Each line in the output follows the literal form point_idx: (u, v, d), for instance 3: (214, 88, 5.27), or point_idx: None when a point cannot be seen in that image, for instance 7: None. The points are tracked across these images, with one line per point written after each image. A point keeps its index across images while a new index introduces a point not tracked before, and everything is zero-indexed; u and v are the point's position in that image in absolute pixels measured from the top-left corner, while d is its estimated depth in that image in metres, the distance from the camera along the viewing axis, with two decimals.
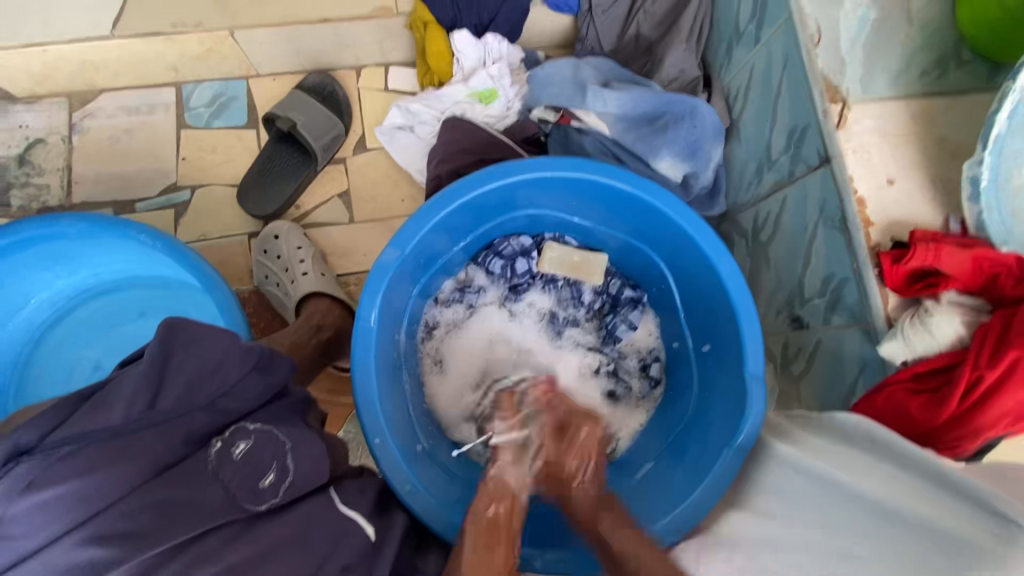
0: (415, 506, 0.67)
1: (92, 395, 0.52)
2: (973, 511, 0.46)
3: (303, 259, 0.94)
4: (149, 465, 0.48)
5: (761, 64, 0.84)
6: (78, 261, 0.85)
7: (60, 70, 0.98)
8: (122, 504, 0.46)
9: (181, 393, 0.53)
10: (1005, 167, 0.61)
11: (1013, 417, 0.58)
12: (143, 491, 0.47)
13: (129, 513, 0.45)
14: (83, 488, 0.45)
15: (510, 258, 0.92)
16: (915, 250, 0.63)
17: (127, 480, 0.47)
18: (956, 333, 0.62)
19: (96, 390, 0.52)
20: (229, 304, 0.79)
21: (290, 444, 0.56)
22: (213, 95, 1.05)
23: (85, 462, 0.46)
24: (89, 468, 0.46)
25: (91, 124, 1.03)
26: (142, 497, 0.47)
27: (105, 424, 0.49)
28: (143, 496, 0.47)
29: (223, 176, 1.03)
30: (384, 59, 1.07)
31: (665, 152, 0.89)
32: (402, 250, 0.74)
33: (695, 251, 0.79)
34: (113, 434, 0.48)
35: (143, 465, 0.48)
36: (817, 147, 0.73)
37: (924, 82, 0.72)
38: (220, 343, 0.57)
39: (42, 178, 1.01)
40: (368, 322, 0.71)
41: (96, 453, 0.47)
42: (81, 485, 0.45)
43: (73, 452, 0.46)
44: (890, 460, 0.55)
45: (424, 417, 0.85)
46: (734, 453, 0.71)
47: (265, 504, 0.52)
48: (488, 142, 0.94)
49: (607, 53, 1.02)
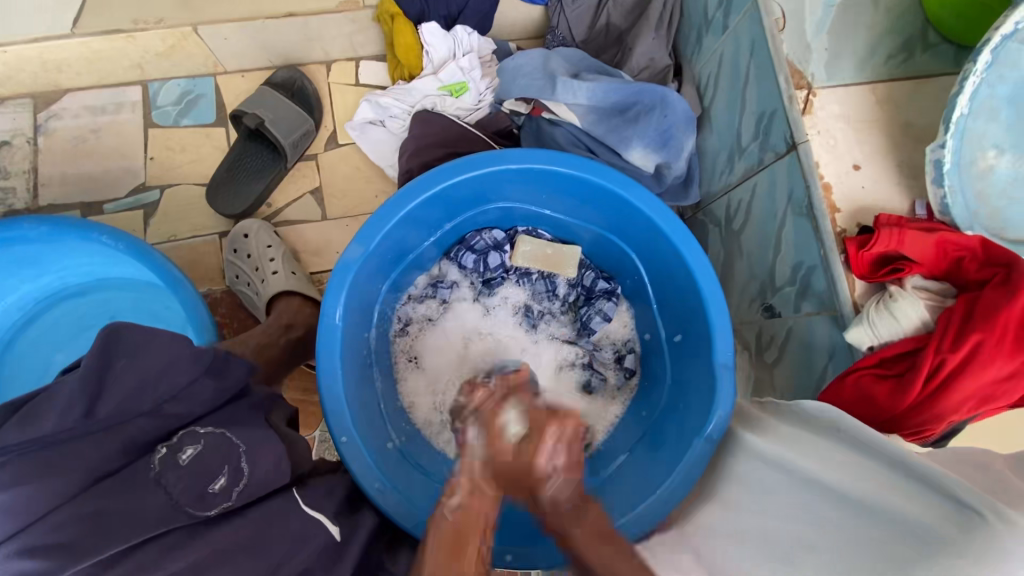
0: (384, 505, 0.66)
1: (26, 405, 0.50)
2: (928, 494, 0.45)
3: (273, 258, 0.93)
4: (85, 474, 0.48)
5: (729, 52, 0.83)
6: (42, 265, 0.83)
7: (22, 70, 0.96)
8: (52, 517, 0.45)
9: (123, 399, 0.51)
10: (967, 151, 0.61)
11: (976, 400, 0.58)
12: (76, 502, 0.46)
13: (58, 526, 0.45)
14: (9, 500, 0.44)
15: (482, 252, 0.91)
16: (880, 235, 0.63)
17: (60, 490, 0.46)
18: (919, 318, 0.63)
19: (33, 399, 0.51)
20: (195, 305, 0.78)
21: (244, 446, 0.55)
22: (180, 93, 1.03)
23: (13, 475, 0.45)
24: (19, 479, 0.45)
25: (56, 125, 1.01)
26: (76, 508, 0.46)
27: (37, 434, 0.47)
28: (76, 506, 0.46)
29: (193, 175, 1.02)
30: (354, 53, 1.06)
31: (636, 142, 0.88)
32: (366, 246, 0.73)
33: (664, 242, 0.78)
34: (46, 444, 0.47)
35: (78, 476, 0.47)
36: (784, 133, 0.72)
37: (890, 66, 0.72)
38: (167, 347, 0.54)
39: (7, 181, 0.99)
40: (333, 320, 0.70)
41: (26, 465, 0.46)
42: (10, 497, 0.44)
43: (3, 463, 0.46)
44: (852, 445, 0.55)
45: (397, 413, 0.84)
46: (705, 442, 0.71)
47: (214, 509, 0.51)
48: (459, 136, 0.93)
49: (578, 43, 1.02)
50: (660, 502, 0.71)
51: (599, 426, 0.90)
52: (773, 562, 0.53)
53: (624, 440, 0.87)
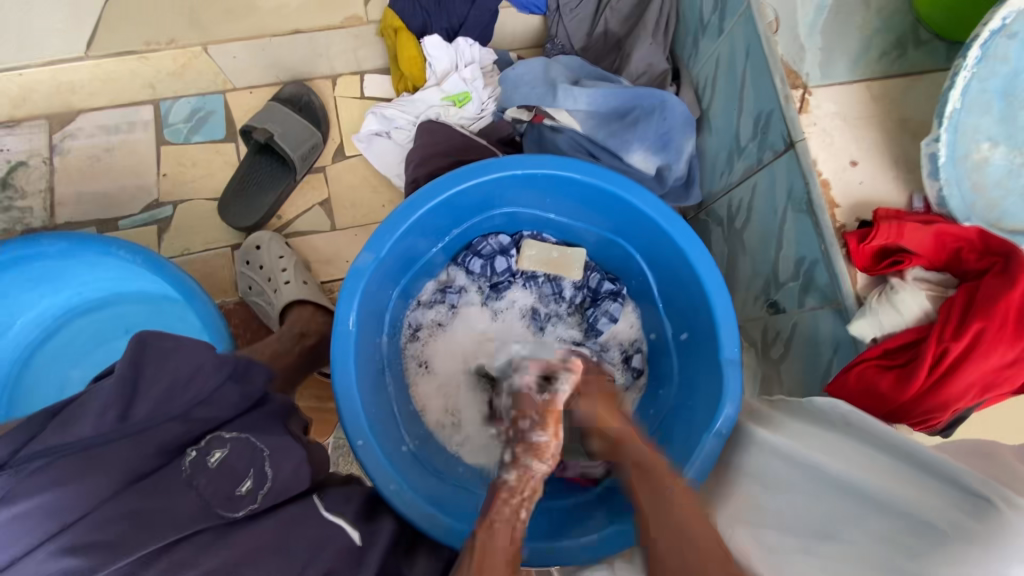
0: (400, 506, 0.67)
1: (60, 412, 0.51)
2: (941, 486, 0.46)
3: (285, 268, 0.95)
4: (121, 476, 0.49)
5: (726, 54, 0.85)
6: (62, 280, 0.86)
7: (38, 93, 0.99)
8: (94, 516, 0.46)
9: (156, 402, 0.53)
10: (961, 145, 0.62)
11: (978, 388, 0.60)
12: (115, 502, 0.48)
13: (100, 525, 0.46)
14: (51, 501, 0.45)
15: (489, 257, 0.93)
16: (878, 228, 0.64)
17: (99, 492, 0.47)
18: (921, 308, 0.64)
19: (64, 406, 0.52)
20: (211, 315, 0.80)
21: (267, 450, 0.57)
22: (191, 110, 1.06)
23: (55, 476, 0.46)
24: (60, 480, 0.46)
25: (71, 144, 1.04)
26: (115, 507, 0.47)
27: (76, 437, 0.49)
28: (115, 506, 0.47)
29: (204, 190, 1.04)
30: (358, 67, 1.08)
31: (636, 146, 0.91)
32: (377, 253, 0.75)
33: (669, 242, 0.80)
34: (85, 447, 0.49)
35: (115, 476, 0.49)
36: (782, 132, 0.74)
37: (883, 63, 0.73)
38: (194, 354, 0.57)
39: (25, 201, 1.01)
40: (346, 326, 0.72)
41: (67, 464, 0.47)
42: (52, 497, 0.45)
43: (44, 465, 0.47)
44: (866, 442, 0.56)
45: (410, 417, 0.86)
46: (715, 437, 0.71)
47: (242, 511, 0.53)
48: (463, 145, 0.95)
49: (577, 51, 1.04)
50: None
51: None
52: (778, 557, 0.54)
53: None
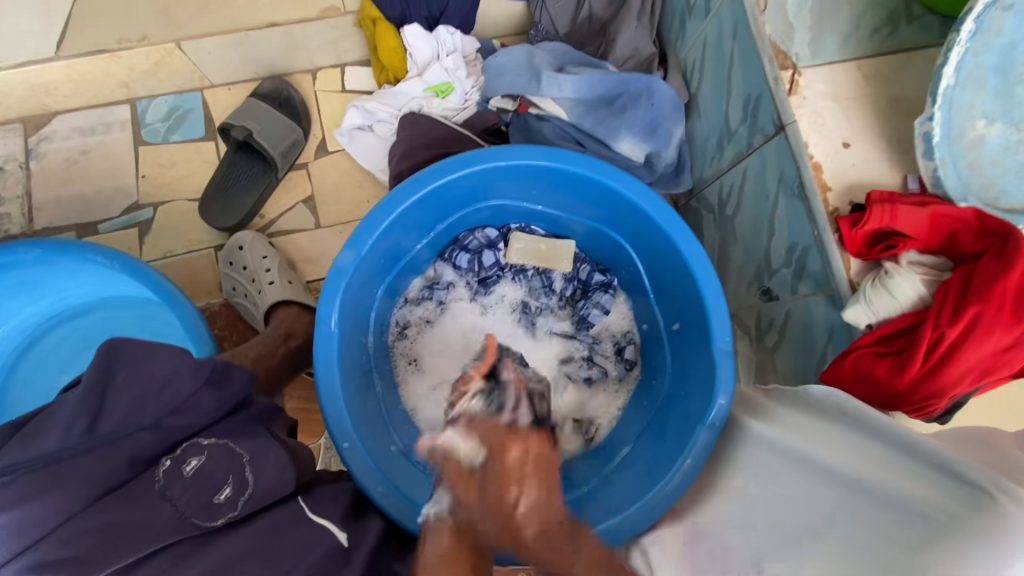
0: (388, 508, 0.66)
1: (27, 423, 0.50)
2: (935, 476, 0.45)
3: (269, 268, 0.93)
4: (89, 491, 0.48)
5: (713, 36, 0.83)
6: (41, 287, 0.84)
7: (10, 96, 0.96)
8: (60, 532, 0.45)
9: (125, 413, 0.52)
10: (956, 122, 0.60)
11: (976, 373, 0.58)
12: (85, 516, 0.47)
13: (68, 540, 0.45)
14: (20, 517, 0.45)
15: (476, 251, 0.91)
16: (871, 212, 0.62)
17: (67, 506, 0.47)
18: (916, 294, 0.62)
19: (30, 418, 0.51)
20: (192, 320, 0.79)
21: (247, 456, 0.56)
22: (168, 109, 1.04)
23: (18, 492, 0.45)
24: (25, 496, 0.45)
25: (47, 148, 1.01)
26: (84, 522, 0.46)
27: (40, 451, 0.47)
28: (85, 521, 0.47)
29: (185, 191, 1.02)
30: (339, 60, 1.06)
31: (625, 133, 0.88)
32: (359, 251, 0.73)
33: (658, 232, 0.78)
34: (49, 462, 0.47)
35: (83, 491, 0.48)
36: (771, 115, 0.72)
37: (875, 40, 0.71)
38: (167, 359, 0.55)
39: (3, 207, 0.99)
40: (329, 327, 0.70)
41: (31, 480, 0.46)
42: (20, 514, 0.45)
43: (9, 482, 0.46)
44: (859, 431, 0.55)
45: (399, 416, 0.84)
46: (708, 429, 0.70)
47: (220, 519, 0.52)
48: (447, 137, 0.93)
49: (562, 36, 1.01)
50: (669, 489, 0.69)
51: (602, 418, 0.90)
52: (767, 554, 0.53)
53: (628, 431, 0.87)
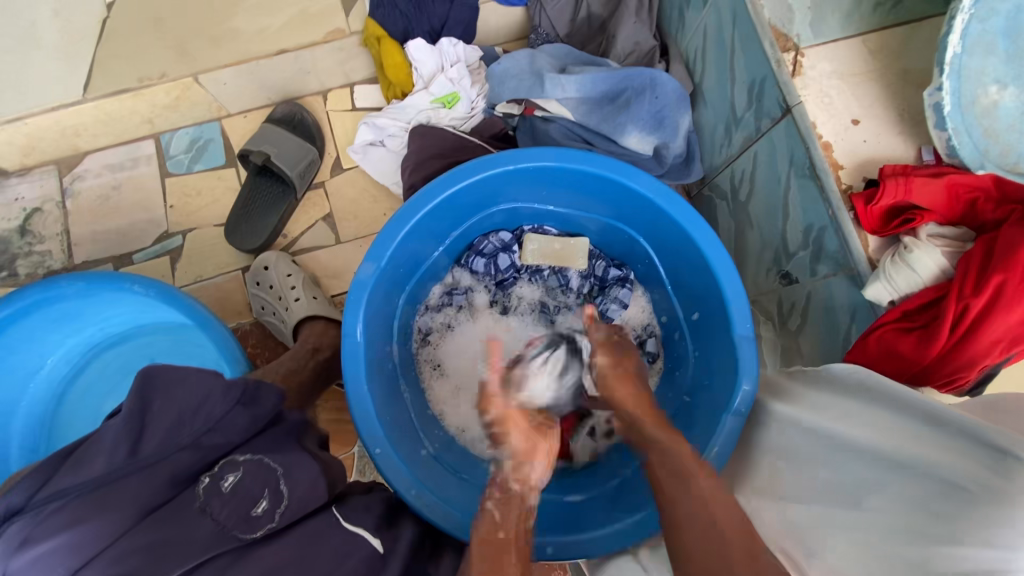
0: (423, 510, 0.68)
1: (73, 452, 0.53)
2: (964, 445, 0.45)
3: (294, 286, 0.96)
4: (136, 509, 0.50)
5: (712, 24, 0.84)
6: (83, 318, 0.88)
7: (44, 139, 1.02)
8: (109, 552, 0.47)
9: (164, 435, 0.54)
10: (968, 89, 0.59)
11: (1006, 343, 0.57)
12: (130, 536, 0.48)
13: (116, 559, 0.47)
14: (72, 539, 0.47)
15: (492, 255, 0.93)
16: (886, 186, 0.62)
17: (113, 528, 0.48)
18: (937, 266, 0.61)
19: (76, 446, 0.53)
20: (225, 339, 0.83)
21: (281, 469, 0.58)
22: (190, 140, 1.08)
23: (69, 515, 0.47)
24: (74, 520, 0.47)
25: (81, 186, 1.06)
26: (131, 540, 0.48)
27: (88, 476, 0.50)
28: (132, 539, 0.48)
29: (211, 217, 1.06)
30: (347, 79, 1.09)
31: (631, 128, 0.89)
32: (377, 263, 0.75)
33: (670, 223, 0.79)
34: (95, 485, 0.50)
35: (129, 511, 0.50)
36: (776, 98, 0.72)
37: (879, 14, 0.70)
38: (201, 382, 0.58)
39: (44, 245, 1.04)
40: (354, 338, 0.73)
41: (80, 506, 0.48)
42: (71, 536, 0.46)
43: (59, 506, 0.48)
44: (885, 404, 0.54)
45: (427, 421, 0.86)
46: (734, 416, 0.70)
47: (259, 531, 0.54)
48: (457, 146, 0.95)
49: (562, 37, 1.02)
50: None
51: None
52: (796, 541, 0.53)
53: None
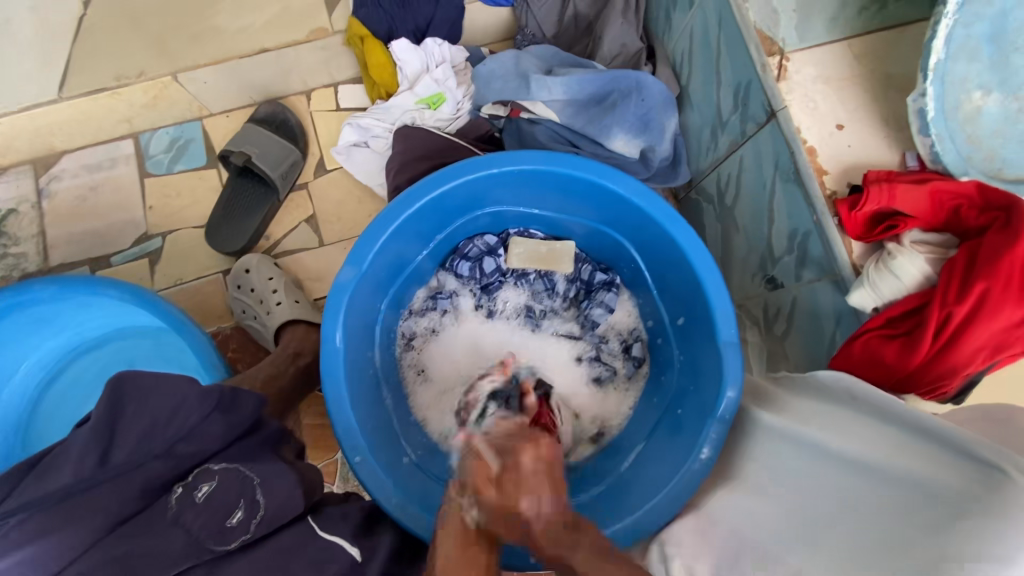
0: (404, 519, 0.67)
1: (37, 464, 0.51)
2: (951, 458, 0.44)
3: (276, 289, 0.95)
4: (104, 522, 0.49)
5: (698, 26, 0.83)
6: (58, 322, 0.87)
7: (19, 139, 0.99)
8: (76, 565, 0.46)
9: (136, 444, 0.53)
10: (951, 95, 0.59)
11: (989, 350, 0.57)
12: (97, 549, 0.48)
13: (82, 573, 0.46)
14: (36, 552, 0.46)
15: (477, 258, 0.92)
16: (868, 194, 0.62)
17: (79, 541, 0.47)
18: (921, 272, 0.61)
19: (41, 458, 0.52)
20: (203, 344, 0.81)
21: (258, 478, 0.57)
22: (171, 140, 1.06)
23: (33, 528, 0.46)
24: (39, 533, 0.46)
25: (57, 187, 1.04)
26: (98, 554, 0.47)
27: (53, 488, 0.48)
28: (98, 552, 0.47)
29: (192, 219, 1.04)
30: (331, 79, 1.07)
31: (617, 131, 0.88)
32: (359, 267, 0.74)
33: (656, 227, 0.78)
34: (62, 497, 0.48)
35: (97, 523, 0.49)
36: (762, 102, 0.71)
37: (863, 18, 0.69)
38: (174, 389, 0.56)
39: (19, 247, 1.02)
40: (334, 344, 0.71)
41: (45, 518, 0.47)
42: (36, 549, 0.46)
43: (24, 518, 0.47)
44: (873, 415, 0.54)
45: (410, 427, 0.85)
46: (719, 423, 0.69)
47: (234, 542, 0.52)
48: (442, 147, 0.94)
49: (549, 39, 1.01)
50: (683, 485, 0.69)
51: (614, 418, 0.89)
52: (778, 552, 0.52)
53: (638, 430, 0.86)
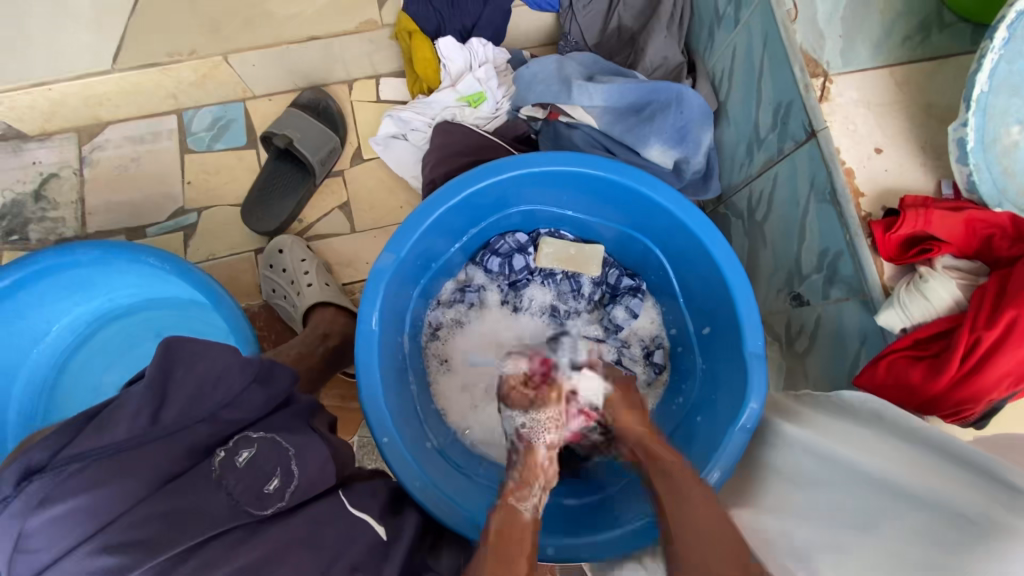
0: (426, 502, 0.68)
1: (95, 415, 0.52)
2: (975, 480, 0.45)
3: (308, 271, 0.97)
4: (155, 476, 0.50)
5: (743, 45, 0.85)
6: (94, 287, 0.88)
7: (67, 106, 1.02)
8: (129, 516, 0.47)
9: (184, 406, 0.55)
10: (990, 128, 0.61)
11: (1014, 378, 0.58)
12: (149, 502, 0.49)
13: (136, 523, 0.47)
14: (89, 502, 0.46)
15: (507, 255, 0.93)
16: (905, 216, 0.63)
17: (133, 493, 0.49)
18: (951, 297, 0.63)
19: (99, 410, 0.53)
20: (237, 320, 0.82)
21: (293, 449, 0.58)
22: (213, 119, 1.08)
23: (87, 479, 0.47)
24: (94, 483, 0.47)
25: (99, 156, 1.06)
26: (149, 507, 0.49)
27: (112, 440, 0.50)
28: (151, 505, 0.49)
29: (227, 197, 1.07)
30: (374, 71, 1.10)
31: (654, 140, 0.90)
32: (397, 254, 0.75)
33: (689, 238, 0.79)
34: (116, 451, 0.50)
35: (148, 479, 0.50)
36: (802, 121, 0.73)
37: (907, 47, 0.72)
38: (221, 356, 0.58)
39: (57, 212, 1.04)
40: (369, 326, 0.73)
41: (99, 470, 0.48)
42: (89, 499, 0.46)
43: (80, 468, 0.48)
44: (897, 435, 0.55)
45: (432, 416, 0.86)
46: (741, 433, 0.70)
47: (270, 509, 0.54)
48: (480, 144, 0.96)
49: (591, 47, 1.04)
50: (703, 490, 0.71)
51: None
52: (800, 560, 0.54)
53: None
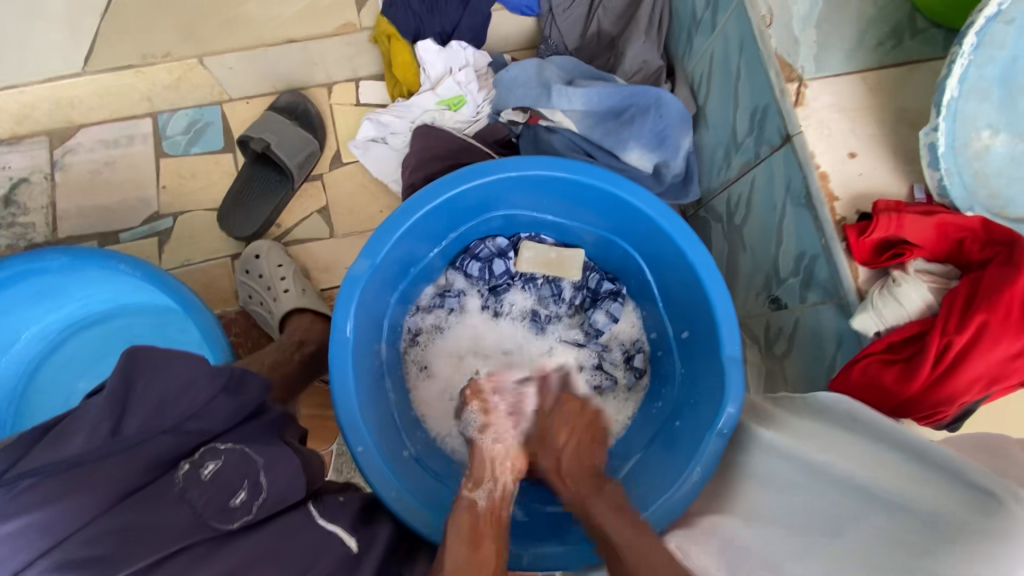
0: (401, 511, 0.67)
1: (51, 428, 0.50)
2: (948, 483, 0.45)
3: (285, 277, 0.96)
4: (113, 492, 0.49)
5: (720, 50, 0.85)
6: (64, 295, 0.87)
7: (38, 109, 1.00)
8: (83, 533, 0.46)
9: (147, 418, 0.52)
10: (961, 133, 0.61)
11: (985, 380, 0.59)
12: (108, 517, 0.47)
13: (90, 540, 0.46)
14: (42, 519, 0.44)
15: (487, 260, 0.93)
16: (879, 220, 0.63)
17: (90, 508, 0.47)
18: (923, 300, 0.63)
19: (54, 423, 0.51)
20: (210, 327, 0.81)
21: (262, 461, 0.57)
22: (189, 122, 1.07)
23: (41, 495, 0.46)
24: (49, 499, 0.45)
25: (71, 160, 1.04)
26: (108, 522, 0.47)
27: (66, 454, 0.48)
28: (108, 521, 0.47)
29: (204, 201, 1.05)
30: (353, 74, 1.09)
31: (633, 144, 0.90)
32: (373, 260, 0.74)
33: (668, 242, 0.79)
34: (72, 466, 0.48)
35: (106, 494, 0.48)
36: (778, 126, 0.73)
37: (880, 53, 0.72)
38: (186, 366, 0.56)
39: (28, 217, 1.02)
40: (344, 333, 0.72)
41: (53, 484, 0.46)
42: (44, 516, 0.45)
43: (33, 484, 0.46)
44: (870, 437, 0.55)
45: (411, 422, 0.85)
46: (718, 437, 0.70)
47: (235, 523, 0.52)
48: (459, 148, 0.95)
49: (572, 51, 1.04)
50: (682, 495, 0.70)
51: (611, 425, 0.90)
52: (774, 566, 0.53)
53: (637, 440, 0.87)
